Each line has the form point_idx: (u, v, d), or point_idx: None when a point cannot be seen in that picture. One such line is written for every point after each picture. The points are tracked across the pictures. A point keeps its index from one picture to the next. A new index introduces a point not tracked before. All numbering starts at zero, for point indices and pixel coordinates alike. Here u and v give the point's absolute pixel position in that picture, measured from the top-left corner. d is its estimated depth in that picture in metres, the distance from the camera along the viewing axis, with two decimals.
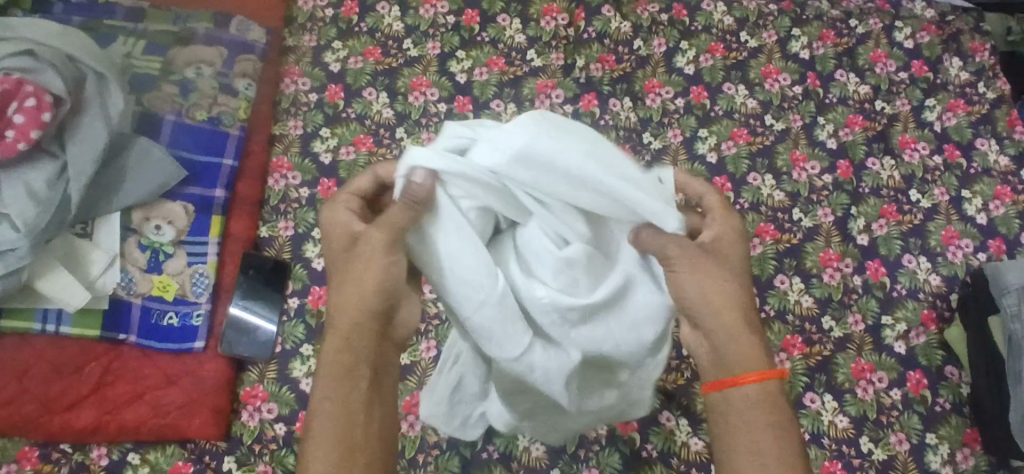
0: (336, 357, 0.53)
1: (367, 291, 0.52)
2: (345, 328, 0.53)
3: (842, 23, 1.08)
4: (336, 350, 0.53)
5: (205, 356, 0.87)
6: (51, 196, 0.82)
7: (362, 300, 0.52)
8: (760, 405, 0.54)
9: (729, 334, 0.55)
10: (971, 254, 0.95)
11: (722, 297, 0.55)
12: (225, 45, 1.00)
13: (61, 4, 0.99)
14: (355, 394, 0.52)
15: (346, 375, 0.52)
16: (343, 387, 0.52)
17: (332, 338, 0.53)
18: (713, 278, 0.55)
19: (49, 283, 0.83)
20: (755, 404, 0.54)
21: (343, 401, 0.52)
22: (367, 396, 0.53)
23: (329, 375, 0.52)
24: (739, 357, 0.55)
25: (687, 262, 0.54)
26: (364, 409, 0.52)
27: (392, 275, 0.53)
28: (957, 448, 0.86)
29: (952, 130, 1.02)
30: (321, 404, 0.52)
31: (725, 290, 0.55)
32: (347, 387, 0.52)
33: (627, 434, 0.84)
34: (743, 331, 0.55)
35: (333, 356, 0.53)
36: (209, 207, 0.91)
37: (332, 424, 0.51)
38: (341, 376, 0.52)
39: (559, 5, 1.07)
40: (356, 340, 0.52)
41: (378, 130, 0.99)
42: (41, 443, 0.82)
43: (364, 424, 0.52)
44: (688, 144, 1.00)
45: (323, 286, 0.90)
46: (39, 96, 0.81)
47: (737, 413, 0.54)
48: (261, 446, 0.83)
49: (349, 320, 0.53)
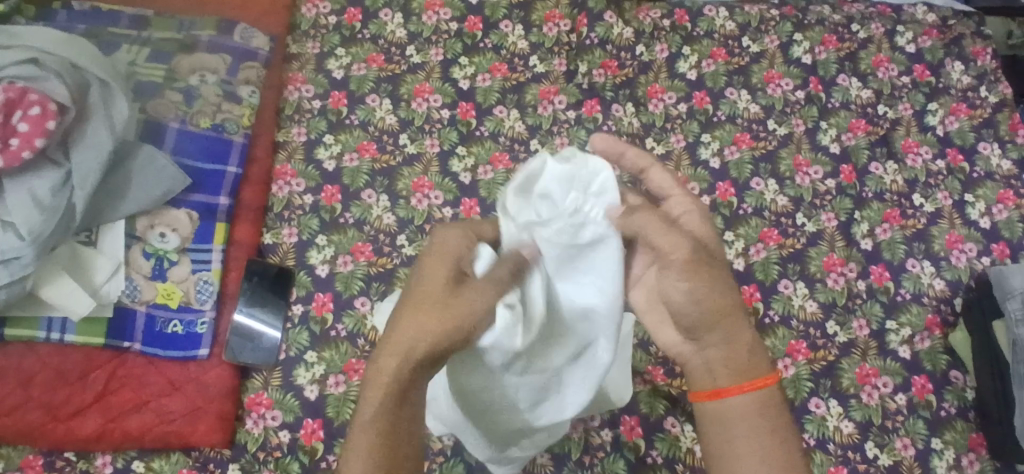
0: (389, 377, 0.51)
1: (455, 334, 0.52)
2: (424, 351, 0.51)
3: (843, 27, 1.08)
4: (388, 368, 0.51)
5: (210, 364, 0.87)
6: (55, 204, 0.82)
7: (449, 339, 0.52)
8: (756, 410, 0.60)
9: (739, 343, 0.60)
10: (974, 258, 0.95)
11: (726, 306, 0.58)
12: (228, 52, 1.00)
13: (64, 12, 0.99)
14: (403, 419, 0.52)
15: (398, 403, 0.51)
16: (391, 409, 0.51)
17: (390, 356, 0.51)
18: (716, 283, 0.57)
19: (54, 291, 0.83)
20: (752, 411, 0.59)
21: (393, 426, 0.51)
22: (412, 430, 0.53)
23: (376, 393, 0.51)
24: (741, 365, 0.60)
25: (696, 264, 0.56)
26: (411, 440, 0.52)
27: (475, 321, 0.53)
28: (963, 452, 0.86)
29: (955, 134, 1.02)
30: (367, 420, 0.51)
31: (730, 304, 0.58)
32: (394, 414, 0.51)
33: (632, 441, 0.84)
34: (743, 329, 0.60)
35: (385, 374, 0.51)
36: (214, 214, 0.91)
37: (380, 443, 0.50)
38: (391, 399, 0.51)
39: (561, 11, 1.07)
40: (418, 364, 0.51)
41: (382, 137, 0.99)
42: (46, 451, 0.82)
43: (405, 458, 0.52)
44: (691, 149, 1.00)
45: (327, 292, 0.90)
46: (44, 104, 0.82)
47: (733, 419, 0.60)
48: (265, 454, 0.83)
49: (420, 346, 0.51)
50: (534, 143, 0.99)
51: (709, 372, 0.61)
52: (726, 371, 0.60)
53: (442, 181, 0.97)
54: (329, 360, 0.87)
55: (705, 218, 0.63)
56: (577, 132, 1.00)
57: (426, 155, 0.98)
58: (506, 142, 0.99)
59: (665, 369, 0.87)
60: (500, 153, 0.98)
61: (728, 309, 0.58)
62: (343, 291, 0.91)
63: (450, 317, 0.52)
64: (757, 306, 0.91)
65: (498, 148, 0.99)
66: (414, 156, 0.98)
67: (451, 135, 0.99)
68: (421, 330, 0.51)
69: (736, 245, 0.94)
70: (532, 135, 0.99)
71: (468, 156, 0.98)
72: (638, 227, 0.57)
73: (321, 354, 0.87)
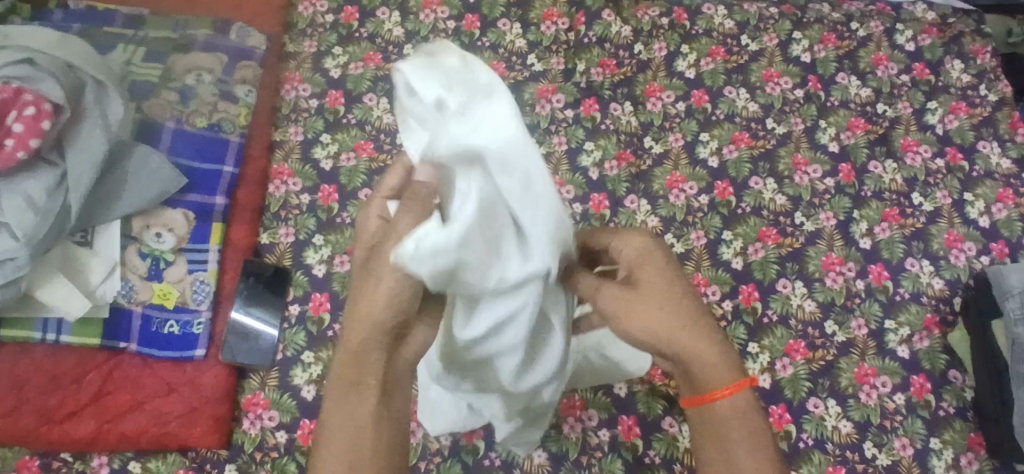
0: (344, 369, 0.52)
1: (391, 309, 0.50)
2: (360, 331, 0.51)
3: (843, 25, 1.07)
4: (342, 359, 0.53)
5: (206, 365, 0.86)
6: (50, 206, 0.82)
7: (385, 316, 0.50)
8: (738, 414, 0.57)
9: (700, 357, 0.56)
10: (974, 257, 0.94)
11: (672, 330, 0.55)
12: (225, 52, 0.99)
13: (60, 12, 0.99)
14: (364, 401, 0.52)
15: (354, 389, 0.52)
16: (349, 392, 0.52)
17: (343, 346, 0.52)
18: (657, 314, 0.55)
19: (49, 292, 0.83)
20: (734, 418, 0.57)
21: (354, 409, 0.52)
22: (378, 414, 0.52)
23: (335, 384, 0.52)
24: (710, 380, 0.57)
25: (626, 311, 0.56)
26: (378, 420, 0.52)
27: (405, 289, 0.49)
28: (962, 452, 0.86)
29: (954, 132, 1.02)
30: (331, 405, 0.52)
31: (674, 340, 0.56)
32: (356, 402, 0.52)
33: (629, 441, 0.84)
34: (704, 343, 0.56)
35: (339, 367, 0.52)
36: (209, 215, 0.91)
37: (345, 429, 0.51)
38: (346, 391, 0.52)
39: (559, 9, 1.07)
40: (365, 350, 0.51)
41: (379, 136, 0.99)
42: (42, 452, 0.82)
43: (374, 437, 0.52)
44: (689, 148, 0.99)
45: (324, 292, 0.90)
46: (38, 105, 0.81)
47: (721, 425, 0.57)
48: (262, 454, 0.83)
49: (361, 329, 0.50)
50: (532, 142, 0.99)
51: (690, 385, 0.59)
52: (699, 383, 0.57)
53: None
54: (326, 360, 0.87)
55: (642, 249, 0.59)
56: (575, 131, 0.99)
57: None
58: None
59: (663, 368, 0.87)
60: None
61: (679, 330, 0.55)
62: (340, 291, 0.90)
63: (376, 289, 0.50)
64: (755, 305, 0.91)
65: None
66: None
67: None
68: (359, 316, 0.50)
69: (734, 245, 0.94)
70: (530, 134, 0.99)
71: None
72: (597, 290, 0.57)
73: (318, 354, 0.87)
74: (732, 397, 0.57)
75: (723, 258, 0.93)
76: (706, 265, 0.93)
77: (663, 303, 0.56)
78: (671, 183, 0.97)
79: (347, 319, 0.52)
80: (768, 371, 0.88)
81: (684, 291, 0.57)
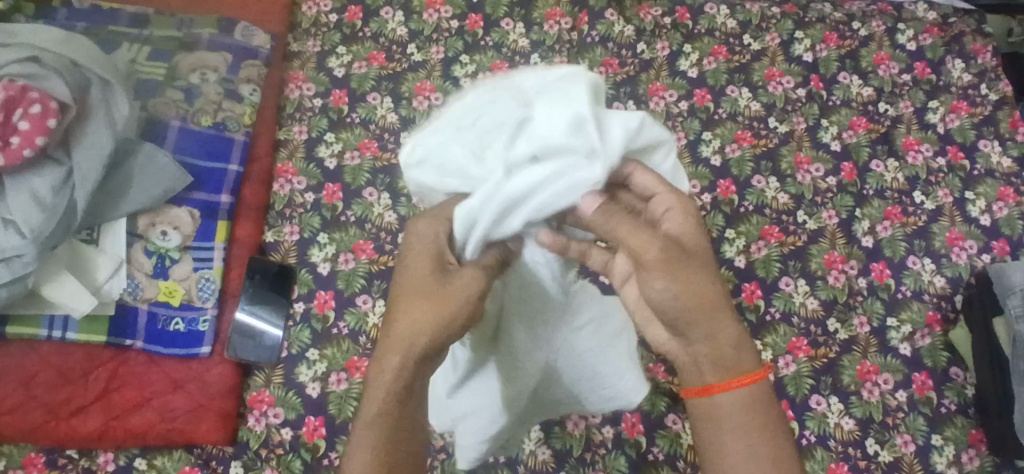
0: (395, 375, 0.50)
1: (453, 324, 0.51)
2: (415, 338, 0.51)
3: (844, 25, 1.08)
4: (389, 367, 0.51)
5: (212, 362, 0.87)
6: (56, 203, 0.82)
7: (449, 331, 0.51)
8: (752, 406, 0.54)
9: (726, 340, 0.53)
10: (975, 255, 0.95)
11: (711, 304, 0.52)
12: (229, 51, 1.00)
13: (65, 11, 0.99)
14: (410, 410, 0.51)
15: (406, 398, 0.50)
16: (399, 401, 0.50)
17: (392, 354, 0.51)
18: (703, 284, 0.51)
19: (55, 289, 0.83)
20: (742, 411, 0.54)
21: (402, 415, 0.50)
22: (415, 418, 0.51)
23: (384, 395, 0.50)
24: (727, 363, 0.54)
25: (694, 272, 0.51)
26: (416, 426, 0.51)
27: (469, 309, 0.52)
28: (963, 449, 0.86)
29: (955, 131, 1.02)
30: (376, 413, 0.50)
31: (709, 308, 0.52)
32: (402, 412, 0.50)
33: (633, 438, 0.84)
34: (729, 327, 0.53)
35: (389, 378, 0.50)
36: (215, 213, 0.91)
37: (389, 436, 0.49)
38: (401, 397, 0.50)
39: (563, 8, 1.07)
40: (419, 358, 0.51)
41: (383, 135, 0.99)
42: (48, 448, 0.83)
43: (414, 448, 0.51)
44: (692, 147, 1.00)
45: (328, 290, 0.91)
46: (45, 102, 0.82)
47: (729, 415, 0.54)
48: (267, 451, 0.84)
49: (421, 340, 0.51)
50: None
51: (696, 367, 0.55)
52: (721, 367, 0.54)
53: None
54: (331, 357, 0.87)
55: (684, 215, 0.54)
56: None
57: None
58: None
59: (667, 366, 0.87)
60: None
61: (716, 304, 0.52)
62: (344, 289, 0.91)
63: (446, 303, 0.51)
64: (757, 303, 0.91)
65: None
66: None
67: None
68: (422, 317, 0.51)
69: (737, 243, 0.94)
70: None
71: None
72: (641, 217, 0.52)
73: (323, 352, 0.88)
74: (747, 390, 0.54)
75: (726, 256, 0.93)
76: None
77: (712, 276, 0.52)
78: None
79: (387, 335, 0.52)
80: (770, 368, 0.88)
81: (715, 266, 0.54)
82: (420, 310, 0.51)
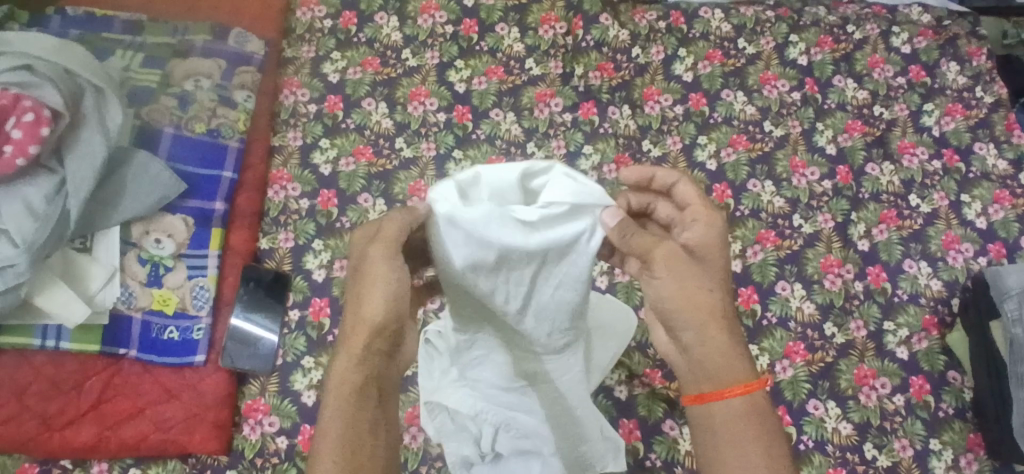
0: (346, 377, 0.55)
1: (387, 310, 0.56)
2: (354, 337, 0.56)
3: (839, 29, 1.08)
4: (344, 364, 0.56)
5: (206, 371, 0.86)
6: (49, 212, 0.81)
7: (377, 324, 0.56)
8: (742, 414, 0.60)
9: (717, 347, 0.60)
10: (971, 258, 0.95)
11: (704, 312, 0.59)
12: (224, 57, 0.99)
13: (58, 18, 0.99)
14: (364, 410, 0.55)
15: (357, 395, 0.55)
16: (349, 402, 0.55)
17: (341, 355, 0.56)
18: (693, 292, 0.59)
19: (49, 298, 0.82)
20: (738, 415, 0.60)
21: (355, 417, 0.54)
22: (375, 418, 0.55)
23: (339, 393, 0.55)
24: (724, 369, 0.60)
25: (669, 273, 0.59)
26: (375, 425, 0.55)
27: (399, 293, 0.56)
28: (962, 453, 0.86)
29: (951, 134, 1.02)
30: (331, 415, 0.54)
31: (715, 307, 0.60)
32: (357, 408, 0.55)
33: (630, 444, 0.84)
34: (723, 338, 0.60)
35: (340, 376, 0.55)
36: (209, 220, 0.91)
37: (345, 433, 0.54)
38: (353, 396, 0.55)
39: (557, 13, 1.07)
40: (362, 354, 0.56)
41: (378, 141, 0.99)
42: (41, 460, 0.82)
43: (372, 446, 0.54)
44: (687, 151, 0.99)
45: (323, 297, 0.90)
46: (38, 111, 0.81)
47: (721, 417, 0.60)
48: (262, 460, 0.83)
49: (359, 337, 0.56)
50: (531, 146, 0.99)
51: (697, 372, 0.61)
52: (709, 376, 0.60)
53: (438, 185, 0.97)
54: (327, 365, 0.87)
55: (720, 232, 0.63)
56: (573, 135, 1.00)
57: (422, 159, 0.98)
58: (503, 145, 0.99)
59: (663, 371, 0.87)
60: (496, 156, 0.98)
61: (708, 312, 0.60)
62: (340, 296, 0.90)
63: (371, 295, 0.56)
64: (754, 308, 0.91)
65: (494, 151, 0.99)
66: (411, 160, 0.98)
67: (447, 138, 0.99)
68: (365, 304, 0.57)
69: (733, 248, 0.94)
70: (529, 138, 0.99)
71: (465, 160, 0.98)
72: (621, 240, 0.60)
73: (319, 359, 0.87)
74: (741, 397, 0.60)
75: None
76: None
77: (710, 287, 0.60)
78: None
79: (343, 333, 0.57)
80: (768, 373, 0.88)
81: (722, 279, 0.61)
82: (365, 300, 0.56)
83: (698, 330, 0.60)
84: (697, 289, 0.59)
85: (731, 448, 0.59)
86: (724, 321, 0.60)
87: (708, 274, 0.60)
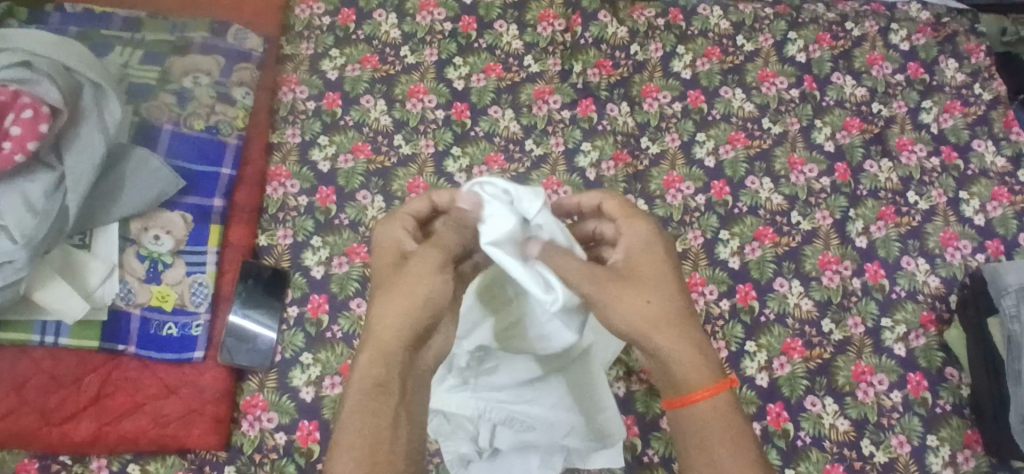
0: (370, 371, 0.56)
1: (415, 311, 0.58)
2: (382, 330, 0.58)
3: (838, 25, 1.08)
4: (366, 360, 0.57)
5: (205, 366, 0.86)
6: (48, 208, 0.82)
7: (405, 322, 0.58)
8: (713, 418, 0.60)
9: (675, 353, 0.61)
10: (969, 255, 0.95)
11: (653, 322, 0.61)
12: (222, 54, 1.00)
13: (57, 15, 0.99)
14: (382, 406, 0.56)
15: (378, 390, 0.56)
16: (366, 399, 0.56)
17: (363, 350, 0.58)
18: (637, 306, 0.61)
19: (48, 293, 0.83)
20: (708, 420, 0.60)
21: (371, 412, 0.55)
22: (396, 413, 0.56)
23: (359, 387, 0.56)
24: (686, 374, 0.61)
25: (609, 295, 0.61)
26: (395, 425, 0.56)
27: (434, 294, 0.59)
28: (958, 449, 0.86)
29: (949, 131, 1.02)
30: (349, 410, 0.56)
31: (665, 315, 0.61)
32: (378, 405, 0.56)
33: (628, 440, 0.84)
34: (679, 344, 0.61)
35: (364, 369, 0.57)
36: (208, 217, 0.91)
37: (362, 428, 0.55)
38: (372, 391, 0.56)
39: (556, 10, 1.07)
40: (388, 352, 0.57)
41: (377, 138, 0.99)
42: (41, 455, 0.83)
43: (392, 442, 0.55)
44: (686, 148, 1.00)
45: (322, 294, 0.90)
46: (36, 107, 0.81)
47: (693, 425, 0.61)
48: (261, 456, 0.84)
49: (388, 332, 0.57)
50: (529, 143, 0.99)
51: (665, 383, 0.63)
52: (674, 384, 0.62)
53: (436, 182, 0.97)
54: (325, 361, 0.87)
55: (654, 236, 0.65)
56: (572, 132, 1.00)
57: (421, 155, 0.98)
58: (501, 142, 0.99)
59: None
60: (495, 153, 0.98)
61: (656, 322, 0.61)
62: (338, 293, 0.90)
63: (401, 291, 0.58)
64: (752, 304, 0.91)
65: (493, 148, 0.99)
66: (410, 157, 0.98)
67: (445, 135, 0.99)
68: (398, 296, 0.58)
69: (731, 244, 0.94)
70: (527, 135, 0.99)
71: (463, 156, 0.98)
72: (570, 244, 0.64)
73: (317, 356, 0.87)
74: (709, 400, 0.61)
75: (721, 257, 0.93)
76: (703, 264, 0.93)
77: (649, 297, 0.61)
78: (668, 184, 0.97)
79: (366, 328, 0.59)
80: (766, 369, 0.88)
81: (669, 285, 0.63)
82: (395, 296, 0.58)
83: (651, 342, 0.61)
84: (640, 301, 0.61)
85: (703, 449, 0.60)
86: (677, 327, 0.62)
87: (649, 281, 0.62)
